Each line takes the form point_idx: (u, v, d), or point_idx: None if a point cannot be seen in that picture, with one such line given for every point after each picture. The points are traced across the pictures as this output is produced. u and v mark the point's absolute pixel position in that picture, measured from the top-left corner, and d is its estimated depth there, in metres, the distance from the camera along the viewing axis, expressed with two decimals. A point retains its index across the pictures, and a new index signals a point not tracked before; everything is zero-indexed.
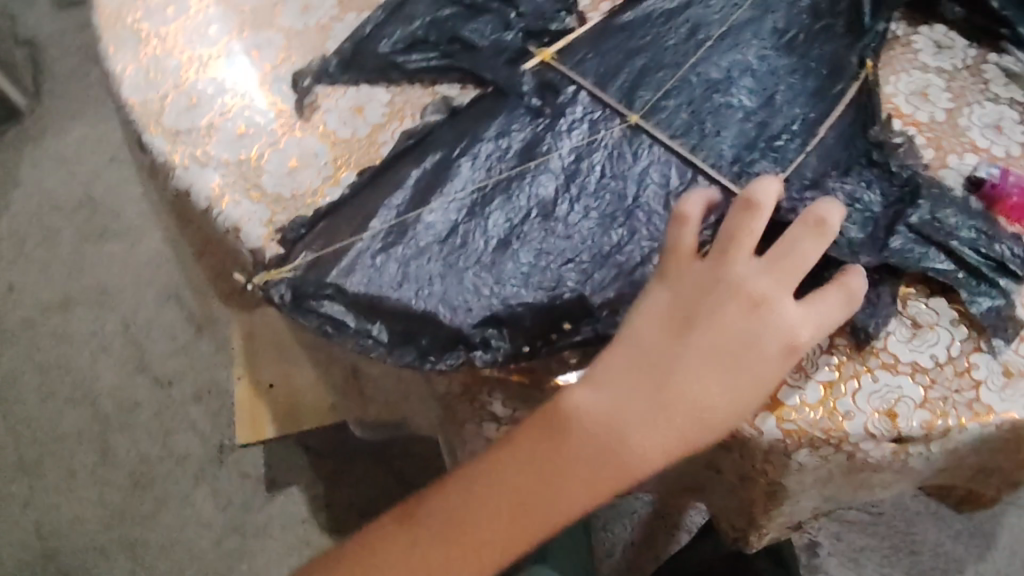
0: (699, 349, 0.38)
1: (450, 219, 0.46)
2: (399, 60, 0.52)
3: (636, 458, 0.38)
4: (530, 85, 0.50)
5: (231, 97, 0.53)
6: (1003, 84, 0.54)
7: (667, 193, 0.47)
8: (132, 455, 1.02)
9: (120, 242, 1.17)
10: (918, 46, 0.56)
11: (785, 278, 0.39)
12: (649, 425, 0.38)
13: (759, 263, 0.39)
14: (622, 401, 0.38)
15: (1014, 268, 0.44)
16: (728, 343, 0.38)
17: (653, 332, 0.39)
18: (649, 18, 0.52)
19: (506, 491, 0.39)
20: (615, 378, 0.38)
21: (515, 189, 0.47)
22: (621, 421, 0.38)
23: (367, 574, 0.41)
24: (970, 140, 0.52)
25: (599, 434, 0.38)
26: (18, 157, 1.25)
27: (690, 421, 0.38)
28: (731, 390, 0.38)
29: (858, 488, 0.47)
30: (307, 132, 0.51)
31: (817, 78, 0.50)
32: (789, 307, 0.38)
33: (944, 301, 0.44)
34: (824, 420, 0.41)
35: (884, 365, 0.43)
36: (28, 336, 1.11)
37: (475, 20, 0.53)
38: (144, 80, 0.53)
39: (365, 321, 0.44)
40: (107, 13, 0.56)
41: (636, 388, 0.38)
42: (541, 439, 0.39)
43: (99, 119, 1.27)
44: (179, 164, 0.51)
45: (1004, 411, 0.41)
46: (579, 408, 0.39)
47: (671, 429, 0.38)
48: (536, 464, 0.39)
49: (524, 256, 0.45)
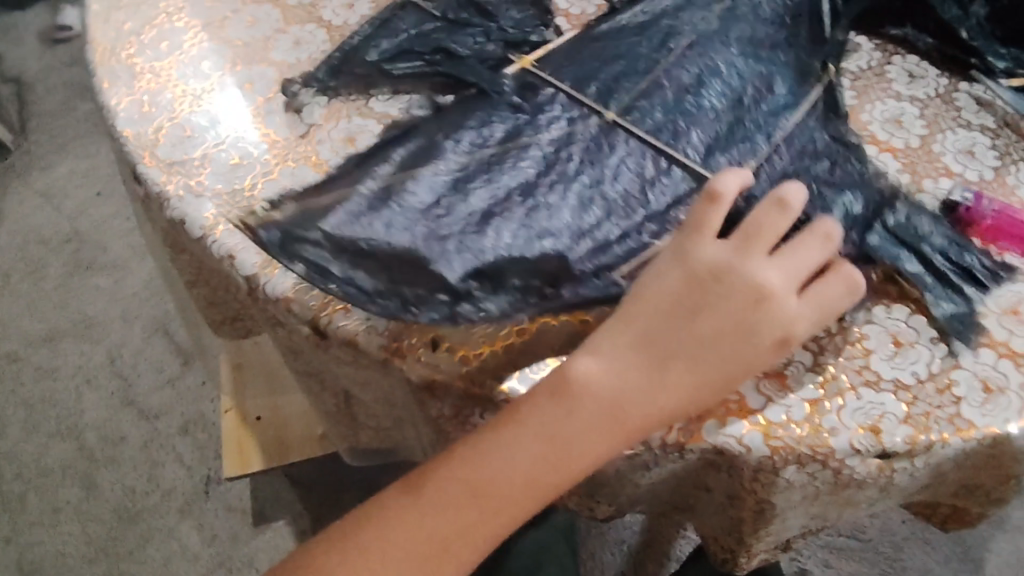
0: (699, 335, 0.38)
1: (435, 190, 0.45)
2: (386, 68, 0.55)
3: (631, 429, 0.39)
4: (511, 86, 0.52)
5: (225, 129, 0.54)
6: (974, 112, 0.57)
7: (644, 181, 0.47)
8: (118, 488, 1.01)
9: (107, 275, 1.17)
10: (892, 75, 0.58)
11: (795, 275, 0.39)
12: (650, 410, 0.39)
13: (773, 256, 0.39)
14: (626, 386, 0.38)
15: (979, 278, 0.48)
16: (731, 331, 0.38)
17: (657, 311, 0.39)
18: (623, 29, 0.53)
19: (504, 465, 0.39)
20: (618, 354, 0.39)
21: (498, 169, 0.47)
22: (621, 397, 0.38)
23: (360, 544, 0.40)
24: (944, 165, 0.54)
25: (602, 413, 0.39)
26: (4, 193, 1.26)
27: (685, 401, 0.39)
28: (725, 372, 0.39)
29: (846, 506, 0.48)
30: (300, 163, 0.52)
31: (789, 78, 0.51)
32: (795, 304, 0.38)
33: (923, 321, 0.46)
34: (810, 436, 0.42)
35: (867, 383, 0.44)
36: (12, 371, 1.10)
37: (459, 33, 0.56)
38: (138, 112, 0.54)
39: (348, 270, 0.44)
40: (101, 48, 0.57)
41: (636, 366, 0.38)
42: (542, 410, 0.39)
43: (87, 154, 1.29)
44: (173, 194, 0.51)
45: (985, 426, 0.42)
46: (586, 385, 0.39)
47: (667, 406, 0.39)
48: (539, 441, 0.39)
49: (512, 227, 0.44)
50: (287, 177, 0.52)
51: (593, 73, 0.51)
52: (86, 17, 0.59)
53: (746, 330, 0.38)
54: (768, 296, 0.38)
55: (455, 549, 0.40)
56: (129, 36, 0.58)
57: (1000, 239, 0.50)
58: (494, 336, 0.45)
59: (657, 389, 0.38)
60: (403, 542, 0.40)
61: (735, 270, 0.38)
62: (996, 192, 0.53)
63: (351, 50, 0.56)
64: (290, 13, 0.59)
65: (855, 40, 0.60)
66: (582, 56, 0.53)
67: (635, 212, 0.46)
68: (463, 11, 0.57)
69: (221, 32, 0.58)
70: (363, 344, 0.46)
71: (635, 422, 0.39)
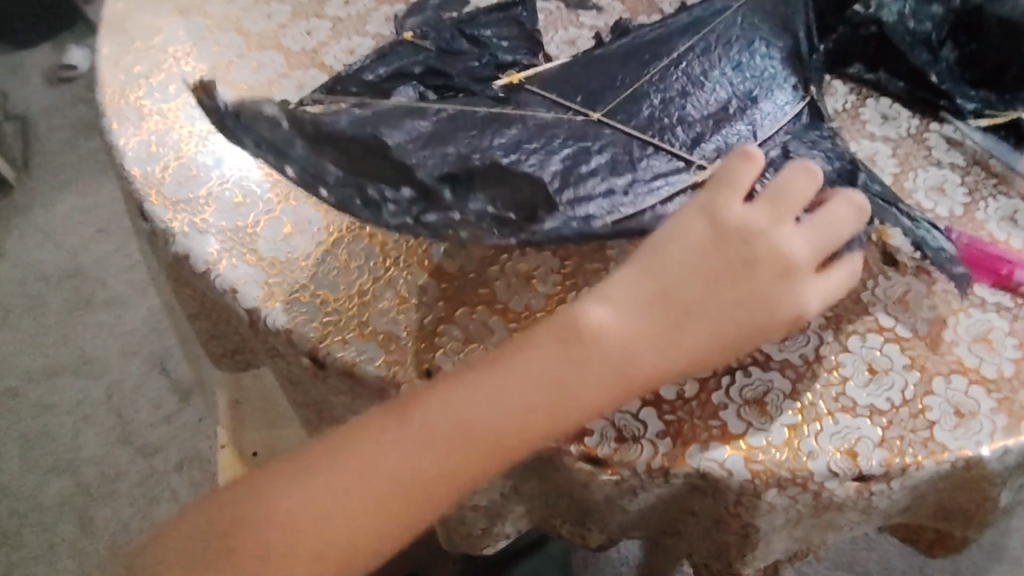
0: (719, 292, 0.41)
1: (415, 143, 0.52)
2: (386, 88, 0.57)
3: (639, 383, 0.41)
4: (500, 88, 0.56)
5: (229, 168, 0.56)
6: (944, 151, 0.60)
7: (631, 161, 0.51)
8: (113, 524, 1.01)
9: (106, 311, 1.19)
10: (866, 117, 0.62)
11: (817, 248, 0.42)
12: (660, 363, 0.41)
13: (797, 229, 0.42)
14: (641, 335, 0.41)
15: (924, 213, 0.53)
16: (749, 292, 0.41)
17: (681, 265, 0.41)
18: (612, 54, 0.58)
19: (511, 403, 0.41)
20: (637, 302, 0.41)
21: (481, 137, 0.52)
22: (637, 346, 0.41)
23: (327, 475, 0.41)
24: (916, 202, 0.57)
25: (614, 364, 0.40)
26: (6, 229, 1.28)
27: (694, 359, 0.41)
28: (736, 331, 0.41)
29: (829, 531, 0.49)
30: (301, 201, 0.54)
31: (766, 93, 0.55)
32: (813, 282, 0.42)
33: (896, 349, 0.48)
34: (789, 460, 0.44)
35: (844, 409, 0.46)
36: (10, 406, 1.11)
37: (454, 61, 0.59)
38: (146, 153, 0.56)
39: (324, 192, 0.53)
40: (110, 91, 0.60)
41: (656, 318, 0.41)
42: (558, 355, 0.41)
43: (88, 191, 1.32)
44: (179, 230, 0.53)
45: (958, 449, 0.44)
46: (602, 335, 0.41)
47: (677, 360, 0.41)
48: (542, 384, 0.40)
49: (507, 188, 0.50)
50: (290, 215, 0.54)
51: (592, 82, 0.56)
52: (97, 61, 0.62)
53: (759, 292, 0.41)
54: (792, 263, 0.42)
55: (433, 490, 0.41)
56: (138, 79, 0.61)
57: (971, 270, 0.52)
58: None
59: (678, 344, 0.41)
60: (376, 478, 0.40)
61: (762, 236, 0.42)
62: (965, 226, 0.56)
63: (349, 74, 0.58)
64: (293, 58, 0.62)
65: (830, 83, 0.64)
66: (575, 73, 0.57)
67: (618, 177, 0.50)
68: (455, 41, 0.60)
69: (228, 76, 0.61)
70: (360, 373, 0.48)
71: (644, 373, 0.41)
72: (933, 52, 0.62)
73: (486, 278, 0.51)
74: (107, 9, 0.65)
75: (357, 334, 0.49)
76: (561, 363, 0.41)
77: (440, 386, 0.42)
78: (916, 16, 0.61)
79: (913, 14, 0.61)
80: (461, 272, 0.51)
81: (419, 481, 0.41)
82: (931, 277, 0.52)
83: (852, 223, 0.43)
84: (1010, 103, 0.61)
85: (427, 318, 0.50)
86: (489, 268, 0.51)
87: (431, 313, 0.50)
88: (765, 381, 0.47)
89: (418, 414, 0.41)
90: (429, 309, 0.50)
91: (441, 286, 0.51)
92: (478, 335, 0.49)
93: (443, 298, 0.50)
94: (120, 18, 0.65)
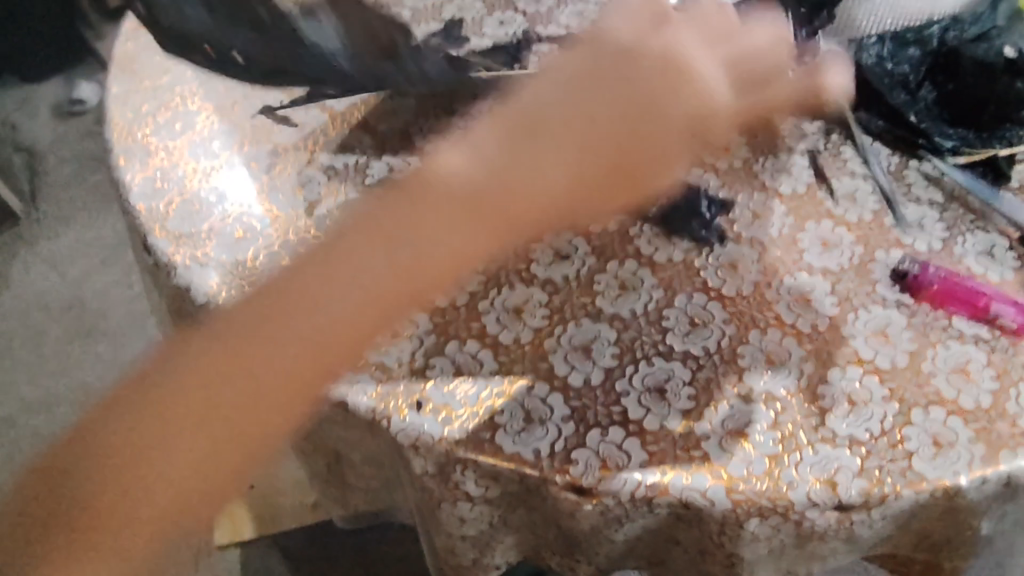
0: (611, 138, 0.53)
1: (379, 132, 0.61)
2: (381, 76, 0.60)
3: (500, 195, 0.52)
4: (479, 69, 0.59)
5: (232, 205, 0.58)
6: (923, 187, 0.62)
7: None
8: None
9: (107, 341, 1.21)
10: (847, 156, 0.63)
11: (717, 54, 0.55)
12: (535, 175, 0.52)
13: (701, 41, 0.55)
14: (480, 170, 0.52)
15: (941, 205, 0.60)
16: (632, 108, 0.53)
17: (558, 121, 0.53)
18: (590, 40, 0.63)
19: (379, 242, 0.50)
20: (484, 139, 0.55)
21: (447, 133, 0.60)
22: (480, 179, 0.52)
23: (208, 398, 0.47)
24: (895, 237, 0.58)
25: (465, 192, 0.52)
26: (11, 260, 1.30)
27: (529, 186, 0.52)
28: (600, 136, 0.53)
29: (812, 560, 0.50)
30: (300, 237, 0.56)
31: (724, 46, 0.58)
32: (711, 78, 0.55)
33: (875, 380, 0.49)
34: (770, 489, 0.45)
35: (824, 439, 0.47)
36: (12, 435, 1.13)
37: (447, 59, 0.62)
38: (152, 188, 0.59)
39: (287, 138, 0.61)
40: (120, 128, 0.62)
41: (491, 137, 0.54)
42: (406, 199, 0.53)
43: (92, 222, 1.33)
44: (180, 264, 0.55)
45: (935, 478, 0.45)
46: (447, 173, 0.53)
47: (565, 155, 0.52)
48: (422, 213, 0.51)
49: None
50: (288, 249, 0.56)
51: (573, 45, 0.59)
52: (108, 101, 0.64)
53: (639, 174, 0.55)
54: (682, 69, 0.55)
55: (336, 348, 0.49)
56: (146, 118, 0.63)
57: (948, 303, 0.53)
58: (474, 398, 0.49)
59: (565, 159, 0.52)
60: (274, 376, 0.47)
61: (645, 54, 0.55)
62: (944, 261, 0.57)
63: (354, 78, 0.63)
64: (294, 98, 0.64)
65: (813, 124, 0.65)
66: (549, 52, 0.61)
67: None
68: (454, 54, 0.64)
69: (230, 113, 0.62)
70: (353, 404, 0.50)
71: (536, 188, 0.53)
72: (911, 92, 0.64)
73: (475, 311, 0.53)
74: (119, 49, 0.68)
75: (351, 366, 0.50)
76: (509, 161, 0.52)
77: (295, 283, 0.50)
78: (894, 58, 0.64)
79: (891, 57, 0.64)
80: (452, 306, 0.53)
81: (319, 350, 0.48)
82: (910, 311, 0.53)
83: (767, 46, 0.56)
84: (987, 141, 0.62)
85: (418, 349, 0.51)
86: (479, 301, 0.53)
87: (422, 345, 0.52)
88: (747, 412, 0.48)
89: (287, 289, 0.51)
90: (421, 341, 0.52)
91: (433, 319, 0.53)
92: (467, 366, 0.50)
93: (436, 330, 0.52)
94: (130, 58, 0.67)
